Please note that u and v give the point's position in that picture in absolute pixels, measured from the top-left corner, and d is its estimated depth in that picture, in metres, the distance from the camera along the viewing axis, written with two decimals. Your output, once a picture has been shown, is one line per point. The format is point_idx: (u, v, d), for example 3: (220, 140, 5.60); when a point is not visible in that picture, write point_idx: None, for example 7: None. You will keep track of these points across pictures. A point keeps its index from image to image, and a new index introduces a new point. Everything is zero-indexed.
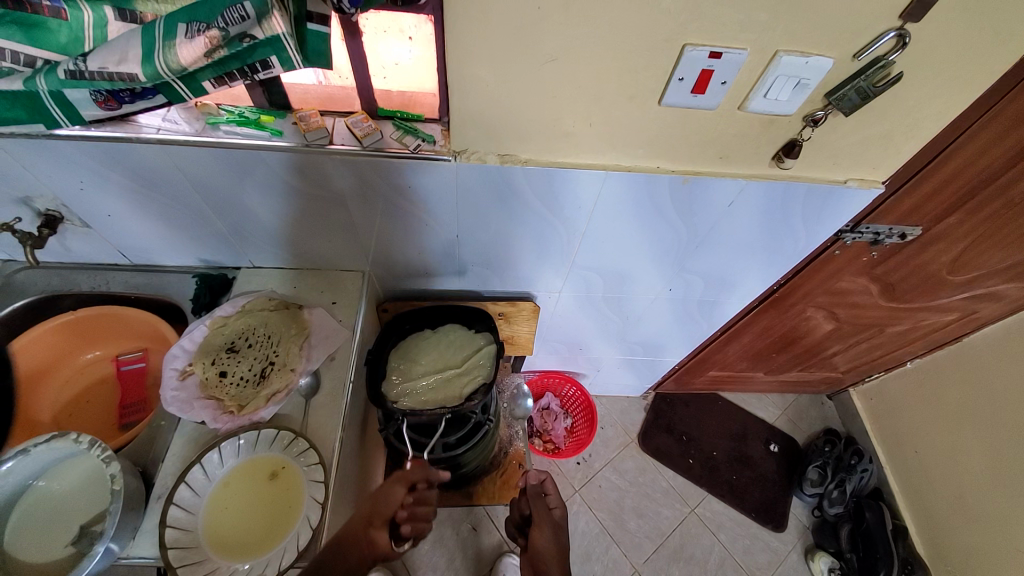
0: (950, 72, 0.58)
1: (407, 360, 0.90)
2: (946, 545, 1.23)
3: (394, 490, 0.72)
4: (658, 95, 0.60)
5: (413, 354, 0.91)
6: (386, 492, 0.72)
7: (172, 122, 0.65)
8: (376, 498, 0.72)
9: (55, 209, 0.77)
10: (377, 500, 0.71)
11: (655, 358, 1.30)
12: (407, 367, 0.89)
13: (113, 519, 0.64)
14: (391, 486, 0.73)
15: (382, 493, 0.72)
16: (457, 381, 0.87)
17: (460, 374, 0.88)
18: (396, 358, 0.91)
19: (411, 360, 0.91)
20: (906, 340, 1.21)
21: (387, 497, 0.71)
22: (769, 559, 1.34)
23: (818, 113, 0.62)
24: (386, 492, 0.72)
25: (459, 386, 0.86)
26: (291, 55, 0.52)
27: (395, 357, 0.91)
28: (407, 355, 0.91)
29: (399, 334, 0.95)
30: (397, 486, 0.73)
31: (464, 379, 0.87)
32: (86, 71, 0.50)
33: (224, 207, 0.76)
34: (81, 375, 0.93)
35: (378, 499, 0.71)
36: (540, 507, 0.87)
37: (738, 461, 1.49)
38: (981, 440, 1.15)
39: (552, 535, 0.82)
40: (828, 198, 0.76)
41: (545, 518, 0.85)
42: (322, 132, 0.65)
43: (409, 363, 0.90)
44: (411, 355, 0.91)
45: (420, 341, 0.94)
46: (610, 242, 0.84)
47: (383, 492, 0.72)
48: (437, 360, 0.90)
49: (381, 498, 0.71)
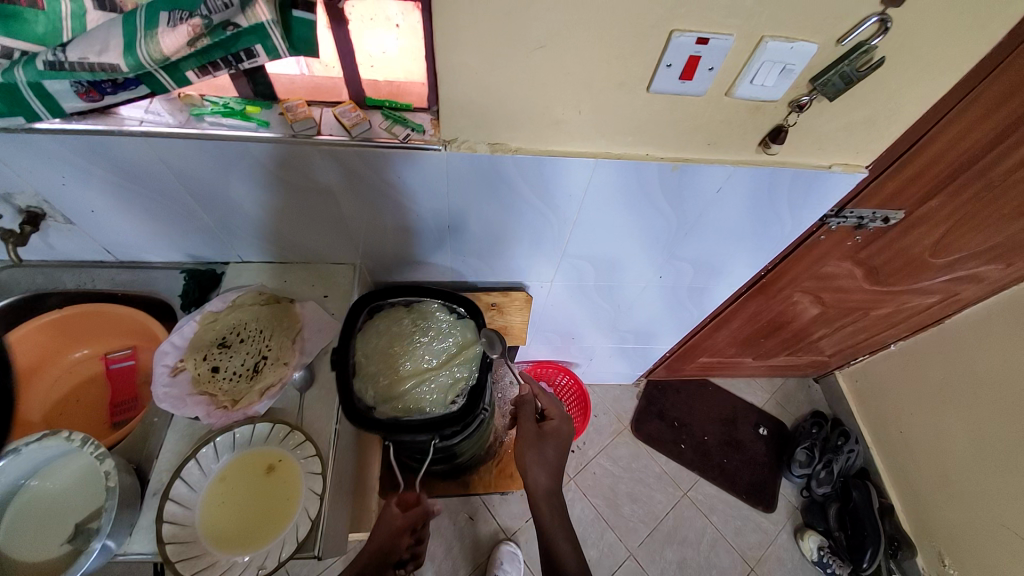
0: (929, 57, 0.59)
1: (379, 351, 0.80)
2: (932, 522, 1.26)
3: (400, 539, 0.74)
4: (646, 82, 0.60)
5: (385, 343, 0.80)
6: (393, 543, 0.73)
7: (155, 113, 0.64)
8: (382, 543, 0.73)
9: (36, 205, 0.76)
10: (387, 549, 0.73)
11: (647, 345, 1.32)
12: (382, 359, 0.79)
13: (108, 517, 0.63)
14: (396, 534, 0.74)
15: (388, 541, 0.73)
16: (439, 384, 0.78)
17: (440, 374, 0.79)
18: (364, 346, 0.80)
19: (382, 350, 0.80)
20: (890, 323, 1.24)
21: (395, 547, 0.73)
22: (760, 539, 1.38)
23: (804, 99, 0.63)
24: (393, 543, 0.73)
25: (439, 389, 0.78)
26: (276, 43, 0.51)
27: (367, 346, 0.80)
28: (378, 345, 0.80)
29: (367, 313, 0.84)
30: (402, 536, 0.74)
31: (445, 381, 0.78)
32: (65, 62, 0.49)
33: (211, 201, 0.75)
34: (70, 374, 0.92)
35: (384, 547, 0.73)
36: (529, 431, 0.86)
37: (729, 444, 1.52)
38: (964, 418, 1.19)
39: (541, 459, 0.83)
40: (813, 182, 0.77)
41: (529, 437, 0.85)
42: (309, 122, 0.64)
43: (381, 355, 0.79)
44: (382, 344, 0.80)
45: (396, 326, 0.83)
46: (600, 230, 0.85)
47: (389, 539, 0.74)
48: (413, 352, 0.80)
49: (391, 549, 0.73)
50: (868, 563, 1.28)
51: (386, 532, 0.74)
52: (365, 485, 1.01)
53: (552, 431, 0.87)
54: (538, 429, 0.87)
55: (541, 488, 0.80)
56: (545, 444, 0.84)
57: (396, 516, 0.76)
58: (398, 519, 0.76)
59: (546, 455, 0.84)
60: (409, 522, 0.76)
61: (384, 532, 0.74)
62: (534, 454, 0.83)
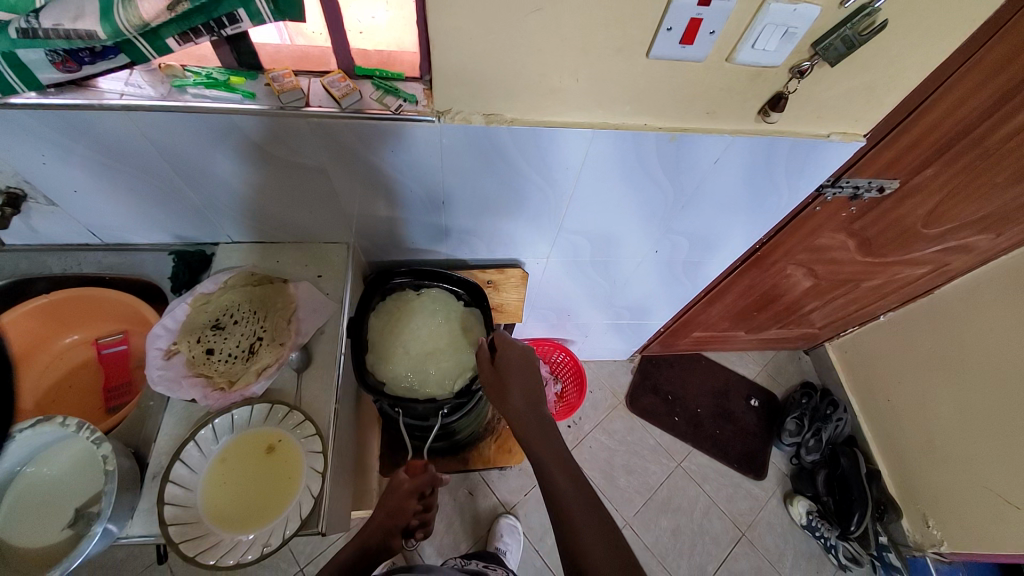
0: (928, 22, 0.58)
1: (385, 331, 0.83)
2: (916, 485, 1.31)
3: (408, 503, 0.77)
4: (646, 47, 0.59)
5: (393, 323, 0.84)
6: (402, 506, 0.76)
7: (136, 86, 0.61)
8: (390, 508, 0.76)
9: (15, 186, 0.73)
10: (394, 515, 0.75)
11: (642, 321, 1.33)
12: (385, 341, 0.82)
13: (108, 500, 0.63)
14: (404, 498, 0.77)
15: (397, 506, 0.76)
16: (443, 366, 0.81)
17: (446, 356, 0.82)
18: (376, 326, 0.84)
19: (390, 330, 0.83)
20: (881, 294, 1.26)
21: (402, 511, 0.76)
22: (751, 505, 1.42)
23: (805, 64, 0.61)
24: (401, 507, 0.76)
25: (446, 371, 0.81)
26: (260, 7, 0.49)
27: (375, 327, 0.84)
28: (387, 326, 0.83)
29: (381, 294, 0.88)
30: (410, 499, 0.77)
31: (450, 363, 0.82)
32: (38, 29, 0.46)
33: (197, 177, 0.73)
34: (60, 361, 0.90)
35: (392, 512, 0.76)
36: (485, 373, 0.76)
37: (720, 416, 1.56)
38: (949, 386, 1.23)
39: (512, 377, 0.74)
40: (812, 152, 0.76)
41: (490, 384, 0.75)
42: (297, 93, 0.61)
43: (390, 334, 0.82)
44: (390, 324, 0.83)
45: (401, 307, 0.86)
46: (597, 204, 0.84)
47: (397, 505, 0.76)
48: (418, 333, 0.83)
49: (398, 513, 0.76)
50: (855, 526, 1.32)
51: (395, 498, 0.76)
52: (365, 465, 1.02)
53: (506, 365, 0.75)
54: (492, 365, 0.76)
55: (517, 363, 0.76)
56: (507, 377, 0.74)
57: (403, 481, 0.77)
58: (406, 483, 0.77)
59: (513, 365, 0.75)
60: (416, 487, 0.77)
61: (393, 498, 0.76)
62: (497, 396, 0.74)
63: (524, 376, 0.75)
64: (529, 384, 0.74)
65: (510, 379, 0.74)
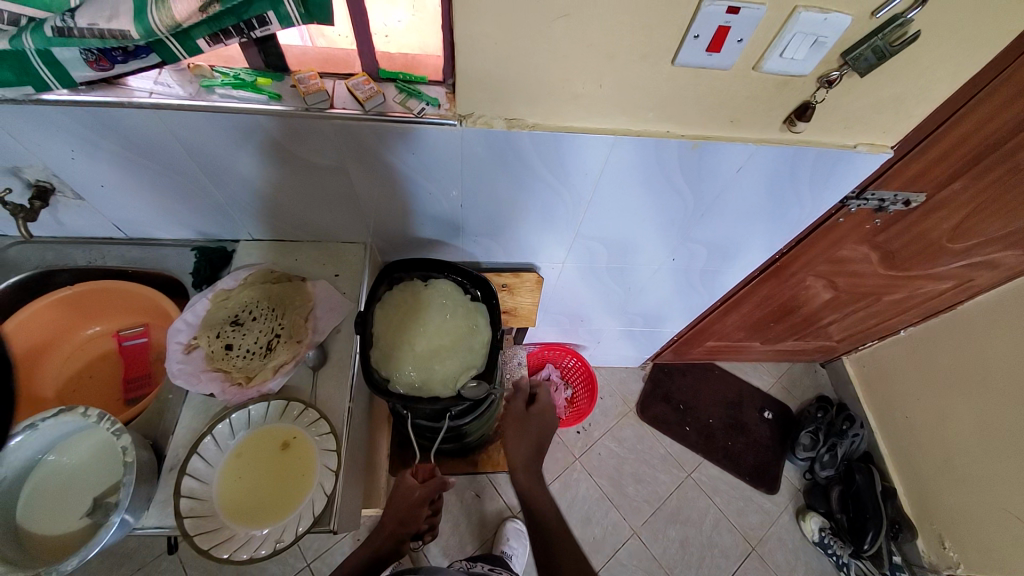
0: (963, 32, 0.57)
1: (391, 326, 0.81)
2: (933, 505, 1.28)
3: (419, 510, 0.76)
4: (672, 54, 0.58)
5: (401, 319, 0.82)
6: (413, 514, 0.76)
7: (165, 85, 0.62)
8: (401, 516, 0.75)
9: (45, 180, 0.75)
10: (405, 522, 0.75)
11: (655, 328, 1.31)
12: (390, 336, 0.80)
13: (126, 491, 0.64)
14: (416, 506, 0.76)
15: (407, 514, 0.76)
16: (448, 365, 0.79)
17: (451, 356, 0.80)
18: (382, 319, 0.82)
19: (397, 325, 0.81)
20: (903, 308, 1.23)
21: (413, 518, 0.76)
22: (762, 519, 1.39)
23: (833, 74, 0.60)
24: (412, 514, 0.76)
25: (450, 371, 0.79)
26: (289, 9, 0.50)
27: (381, 321, 0.81)
28: (394, 321, 0.81)
29: (387, 284, 0.85)
30: (421, 507, 0.76)
31: (454, 363, 0.80)
32: (74, 28, 0.48)
33: (221, 176, 0.74)
34: (82, 351, 0.92)
35: (404, 519, 0.75)
36: (515, 410, 0.88)
37: (733, 428, 1.53)
38: (970, 404, 1.19)
39: (527, 435, 0.86)
40: (837, 163, 0.75)
41: (511, 418, 0.88)
42: (322, 95, 0.62)
43: (396, 329, 0.81)
44: (398, 320, 0.81)
45: (408, 300, 0.84)
46: (615, 210, 0.83)
47: (407, 512, 0.76)
48: (424, 331, 0.81)
49: (409, 520, 0.75)
50: (869, 545, 1.29)
51: (405, 504, 0.76)
52: (375, 464, 1.03)
53: (534, 421, 0.87)
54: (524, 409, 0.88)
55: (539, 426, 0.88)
56: (526, 427, 0.87)
57: (414, 487, 0.76)
58: (416, 490, 0.76)
59: (533, 431, 0.87)
60: (427, 494, 0.77)
61: (403, 505, 0.76)
62: (512, 434, 0.86)
63: (539, 431, 0.87)
64: (538, 439, 0.87)
65: (523, 432, 0.86)
